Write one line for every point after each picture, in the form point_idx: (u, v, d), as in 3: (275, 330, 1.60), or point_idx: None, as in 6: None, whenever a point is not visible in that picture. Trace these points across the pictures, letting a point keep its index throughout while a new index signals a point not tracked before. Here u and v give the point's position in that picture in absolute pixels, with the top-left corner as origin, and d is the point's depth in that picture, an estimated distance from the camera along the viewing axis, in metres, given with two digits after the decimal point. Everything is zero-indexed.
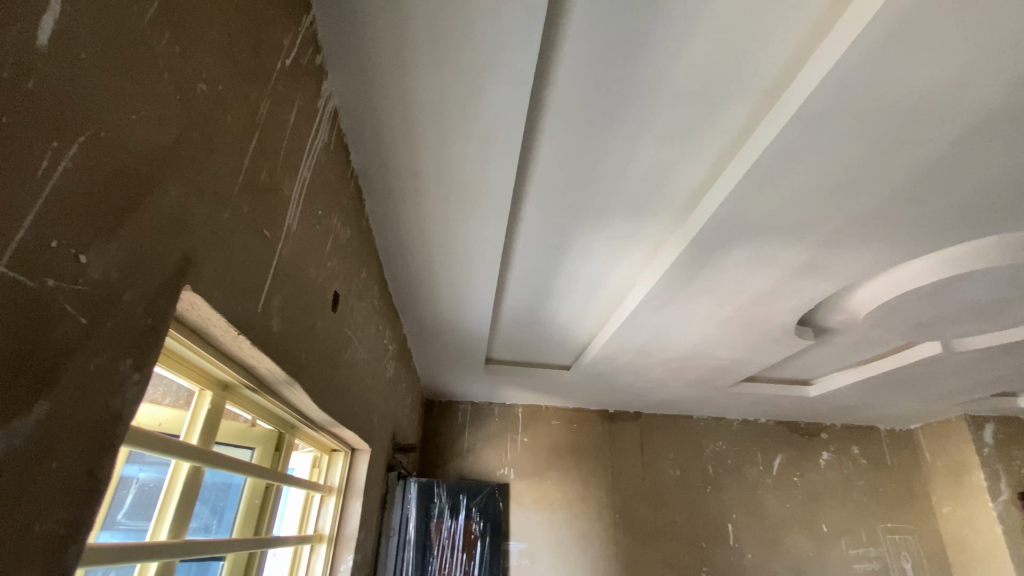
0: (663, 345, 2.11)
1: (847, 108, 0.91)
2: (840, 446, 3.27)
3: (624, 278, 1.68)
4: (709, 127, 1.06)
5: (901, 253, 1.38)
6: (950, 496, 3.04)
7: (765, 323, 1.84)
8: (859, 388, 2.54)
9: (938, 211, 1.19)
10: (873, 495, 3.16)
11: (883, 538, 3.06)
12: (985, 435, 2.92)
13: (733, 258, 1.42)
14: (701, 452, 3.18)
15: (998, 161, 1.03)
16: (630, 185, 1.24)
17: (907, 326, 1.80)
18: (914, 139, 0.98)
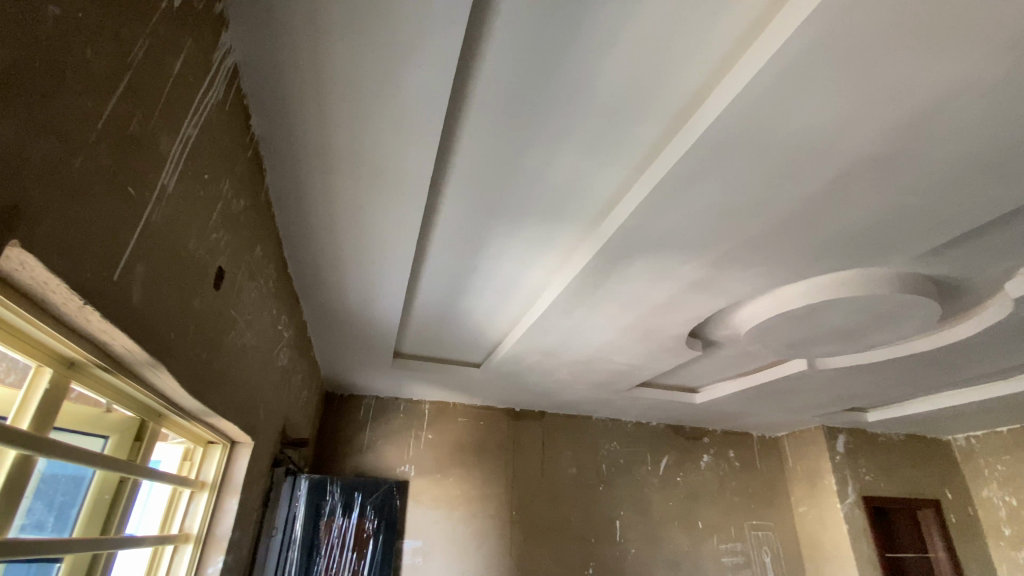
0: (568, 348, 2.17)
1: (743, 139, 0.99)
2: (718, 449, 3.58)
3: (537, 280, 1.71)
4: (623, 141, 1.10)
5: (780, 277, 1.53)
6: (806, 496, 3.44)
7: (662, 333, 1.96)
8: (739, 397, 2.79)
9: (812, 242, 1.34)
10: (743, 494, 3.49)
11: (748, 533, 3.39)
12: (836, 443, 3.34)
13: (637, 269, 1.49)
14: (597, 452, 3.33)
15: (861, 203, 1.17)
16: (546, 188, 1.26)
17: (781, 344, 2.00)
18: (796, 175, 1.08)
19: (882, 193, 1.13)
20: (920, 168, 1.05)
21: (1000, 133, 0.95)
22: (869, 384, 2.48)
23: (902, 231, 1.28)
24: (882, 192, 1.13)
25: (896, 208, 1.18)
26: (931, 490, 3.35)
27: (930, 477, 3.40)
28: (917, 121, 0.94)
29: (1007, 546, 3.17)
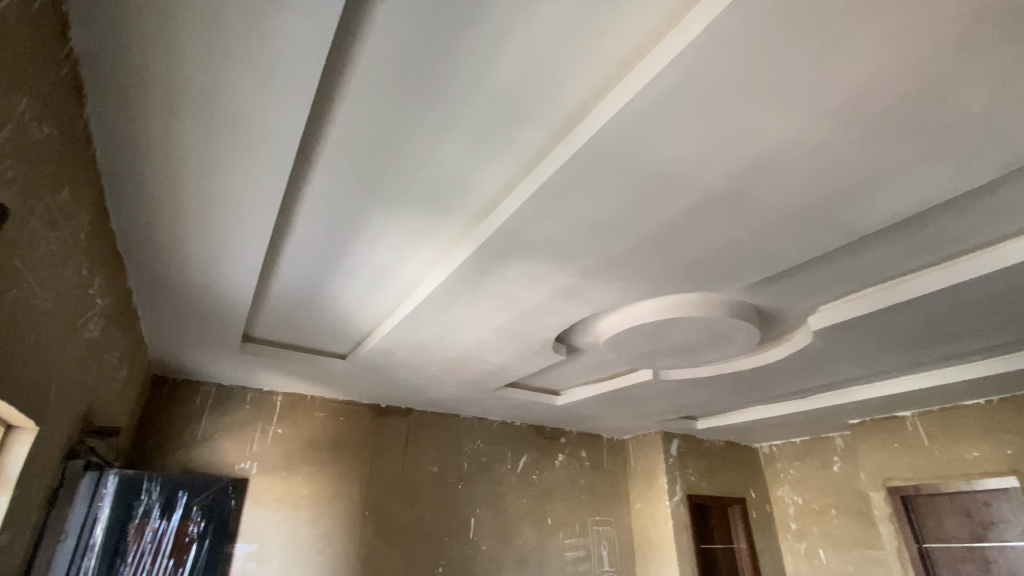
0: (439, 344, 2.14)
1: (619, 158, 1.05)
2: (573, 450, 3.81)
3: (414, 272, 1.66)
4: (508, 142, 1.12)
5: (637, 292, 1.67)
6: (642, 494, 3.81)
7: (531, 336, 2.02)
8: (595, 401, 3.00)
9: (665, 264, 1.48)
10: (590, 493, 3.75)
11: (591, 529, 3.65)
12: (672, 447, 3.75)
13: (512, 271, 1.52)
14: (460, 450, 3.34)
15: (708, 233, 1.32)
16: (430, 177, 1.23)
17: (633, 354, 2.19)
18: (659, 199, 1.18)
19: (726, 226, 1.29)
20: (755, 208, 1.21)
21: (815, 187, 1.14)
22: (702, 395, 2.82)
23: (737, 263, 1.47)
24: (726, 226, 1.29)
25: (735, 242, 1.36)
26: (740, 490, 3.92)
27: (741, 478, 3.97)
28: (755, 167, 1.08)
29: (791, 537, 3.83)
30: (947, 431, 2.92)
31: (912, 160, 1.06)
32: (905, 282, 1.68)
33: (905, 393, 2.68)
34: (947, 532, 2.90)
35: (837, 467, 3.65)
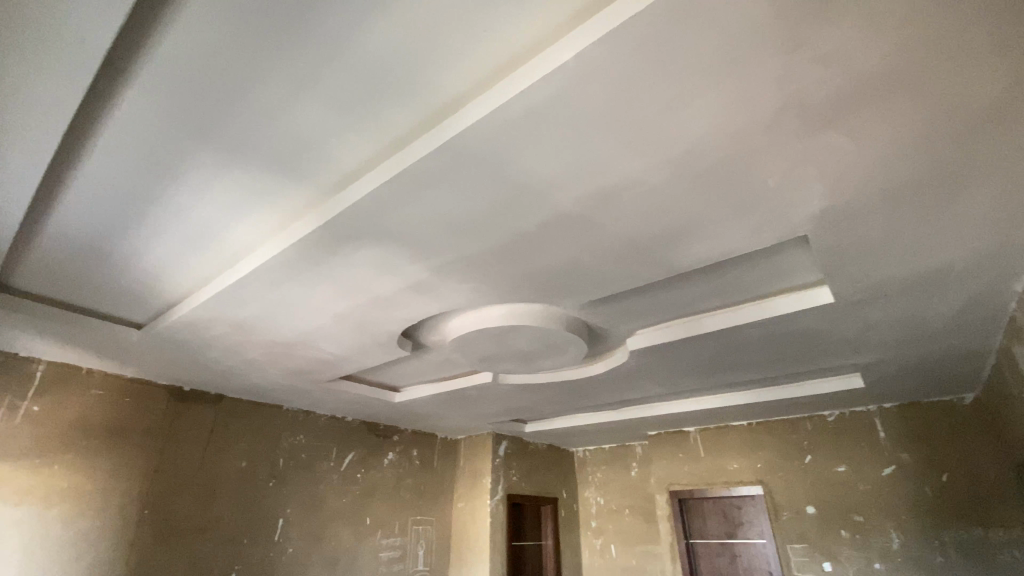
0: (268, 324, 1.93)
1: (486, 159, 1.06)
2: (403, 448, 3.73)
3: (246, 237, 1.46)
4: (373, 117, 1.05)
5: (487, 297, 1.71)
6: (466, 494, 3.89)
7: (373, 327, 1.93)
8: (432, 400, 2.98)
9: (517, 273, 1.54)
10: (415, 491, 3.71)
11: (410, 529, 3.60)
12: (499, 449, 3.90)
13: (362, 255, 1.44)
14: (277, 444, 3.04)
15: (558, 250, 1.40)
16: (279, 134, 1.10)
17: (475, 357, 2.23)
18: (519, 209, 1.22)
19: (574, 246, 1.38)
20: (600, 234, 1.33)
21: (649, 224, 1.29)
22: (533, 400, 2.99)
23: (578, 282, 1.59)
24: (573, 246, 1.38)
25: (579, 262, 1.47)
26: (554, 490, 4.24)
27: (556, 479, 4.30)
28: (603, 196, 1.18)
29: (591, 534, 4.25)
30: (719, 445, 3.52)
31: (725, 215, 1.26)
32: (706, 318, 1.98)
33: (693, 411, 3.17)
34: (707, 530, 3.51)
35: (635, 472, 4.18)
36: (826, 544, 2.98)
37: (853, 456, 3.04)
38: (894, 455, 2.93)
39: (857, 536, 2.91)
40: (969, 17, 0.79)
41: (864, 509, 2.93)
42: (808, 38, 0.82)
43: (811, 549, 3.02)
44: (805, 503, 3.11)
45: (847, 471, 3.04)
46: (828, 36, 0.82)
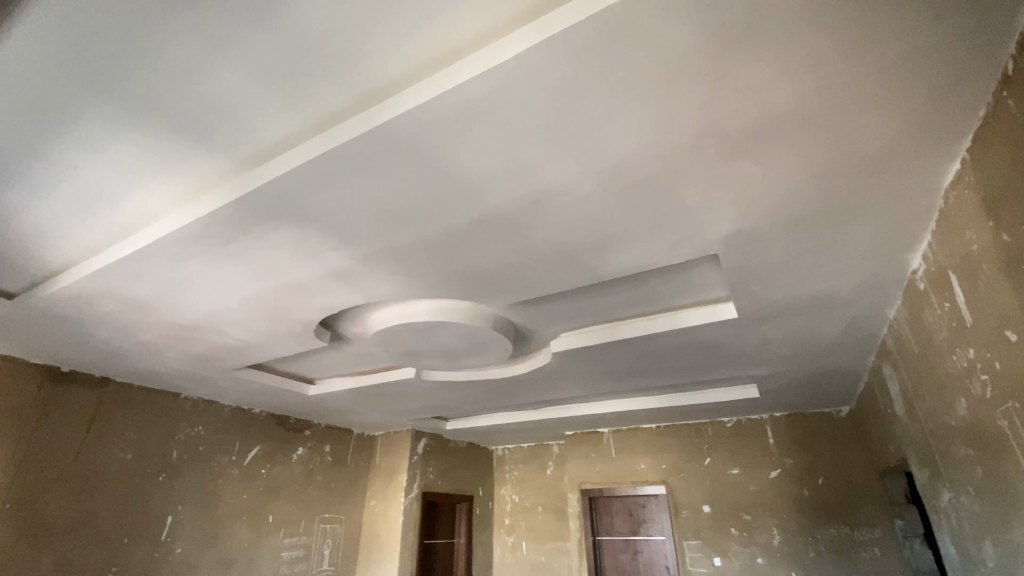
0: (168, 305, 1.76)
1: (419, 150, 1.04)
2: (315, 443, 3.57)
3: (147, 205, 1.33)
4: (300, 91, 0.99)
5: (413, 291, 1.67)
6: (379, 491, 3.79)
7: (289, 315, 1.83)
8: (350, 394, 2.87)
9: (444, 269, 1.51)
10: (324, 488, 3.55)
11: (317, 527, 3.45)
12: (418, 446, 3.84)
13: (281, 237, 1.35)
14: (171, 435, 2.78)
15: (488, 250, 1.40)
16: (191, 97, 1.00)
17: (397, 351, 2.17)
18: (451, 205, 1.21)
19: (504, 246, 1.38)
20: (530, 237, 1.34)
21: (577, 231, 1.32)
22: (455, 398, 2.97)
23: (506, 282, 1.60)
24: (503, 246, 1.39)
25: (508, 263, 1.48)
26: (471, 489, 4.24)
27: (473, 477, 4.30)
28: (534, 200, 1.20)
29: (503, 532, 4.29)
30: (630, 447, 3.69)
31: (648, 229, 1.32)
32: (625, 325, 2.07)
33: (609, 414, 3.31)
34: (613, 528, 3.66)
35: (550, 471, 4.27)
36: (718, 541, 3.21)
37: (746, 460, 3.31)
38: (780, 460, 3.22)
39: (744, 533, 3.16)
40: (863, 71, 0.89)
41: (752, 508, 3.20)
42: (730, 71, 0.88)
43: (704, 546, 3.24)
44: (701, 502, 3.34)
45: (740, 473, 3.30)
46: (747, 71, 0.88)
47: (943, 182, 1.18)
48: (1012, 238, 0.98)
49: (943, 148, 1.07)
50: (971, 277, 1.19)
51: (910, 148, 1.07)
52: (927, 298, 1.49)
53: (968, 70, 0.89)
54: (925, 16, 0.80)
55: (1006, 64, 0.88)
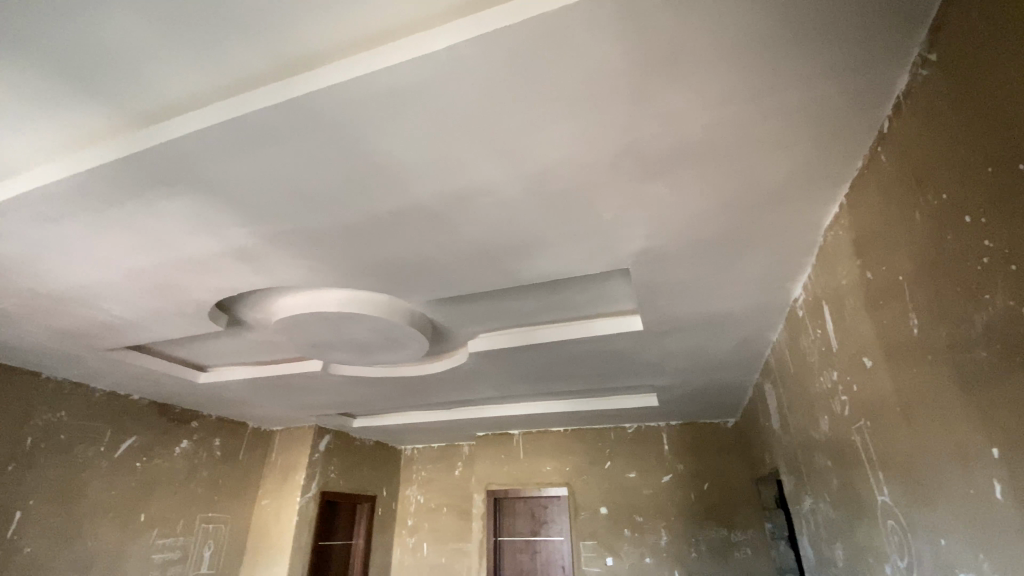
0: (31, 269, 1.53)
1: (339, 129, 0.98)
2: (203, 436, 3.27)
3: (11, 150, 1.15)
4: (210, 48, 0.90)
5: (324, 279, 1.58)
6: (273, 490, 3.55)
7: (180, 293, 1.66)
8: (247, 385, 2.66)
9: (360, 258, 1.45)
10: (210, 485, 3.27)
11: (197, 527, 3.16)
12: (320, 442, 3.65)
13: (176, 206, 1.22)
14: (27, 420, 2.42)
15: (408, 242, 1.36)
16: (76, 32, 0.88)
17: (303, 341, 2.05)
18: (371, 192, 1.16)
19: (424, 240, 1.35)
20: (452, 234, 1.32)
21: (499, 232, 1.32)
22: (364, 394, 2.86)
23: (425, 278, 1.57)
24: (423, 240, 1.35)
25: (428, 258, 1.44)
26: (374, 488, 4.10)
27: (378, 477, 4.17)
28: (459, 196, 1.18)
29: (405, 533, 4.20)
30: (538, 450, 3.77)
31: (568, 238, 1.35)
32: (541, 330, 2.11)
33: (520, 416, 3.35)
34: (515, 528, 3.74)
35: (458, 471, 4.24)
36: (611, 541, 3.37)
37: (643, 465, 3.51)
38: (673, 465, 3.45)
39: (636, 534, 3.34)
40: (767, 111, 0.97)
41: (644, 511, 3.39)
42: (653, 94, 0.92)
43: (598, 546, 3.38)
44: (599, 504, 3.48)
45: (637, 477, 3.49)
46: (668, 96, 0.93)
47: (824, 221, 1.32)
48: (875, 277, 1.12)
49: (826, 191, 1.20)
50: (839, 308, 1.35)
51: (801, 187, 1.19)
52: (804, 324, 1.66)
53: (851, 124, 1.01)
54: (820, 69, 0.89)
55: (881, 123, 1.00)
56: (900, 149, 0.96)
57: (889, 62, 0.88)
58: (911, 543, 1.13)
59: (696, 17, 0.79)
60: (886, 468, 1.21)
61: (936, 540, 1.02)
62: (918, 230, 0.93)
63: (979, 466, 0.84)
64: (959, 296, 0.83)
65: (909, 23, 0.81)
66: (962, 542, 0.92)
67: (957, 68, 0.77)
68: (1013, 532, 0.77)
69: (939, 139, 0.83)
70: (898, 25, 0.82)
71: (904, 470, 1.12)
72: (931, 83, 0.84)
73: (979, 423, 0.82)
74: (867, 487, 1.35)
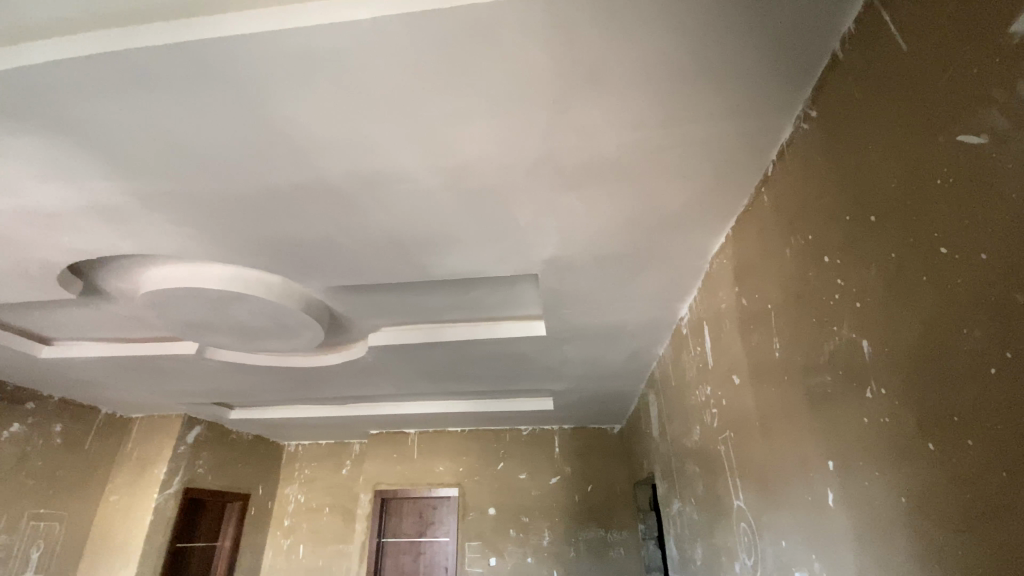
0: None
1: (240, 86, 0.89)
2: (40, 420, 2.79)
3: None
4: None
5: (209, 252, 1.43)
6: (125, 484, 3.13)
7: (23, 250, 1.40)
8: (103, 364, 2.32)
9: (253, 233, 1.33)
10: (43, 478, 2.80)
11: (23, 525, 2.68)
12: (189, 434, 3.28)
13: (26, 145, 1.03)
14: None
15: (311, 221, 1.27)
16: None
17: (177, 319, 1.83)
18: (272, 161, 1.07)
19: (328, 222, 1.27)
20: (360, 218, 1.26)
21: (410, 223, 1.28)
22: (246, 383, 2.62)
23: (326, 262, 1.47)
24: (328, 221, 1.27)
25: (332, 242, 1.36)
26: (248, 485, 3.78)
27: (254, 473, 3.84)
28: (371, 180, 1.12)
29: (279, 534, 3.92)
30: (432, 449, 3.71)
31: (480, 237, 1.34)
32: (444, 328, 2.08)
33: (417, 415, 3.28)
34: (400, 529, 3.67)
35: (345, 470, 4.04)
36: (496, 542, 3.40)
37: (534, 466, 3.59)
38: (562, 468, 3.58)
39: (521, 534, 3.41)
40: (674, 141, 1.04)
41: (530, 511, 3.47)
42: (575, 106, 0.94)
43: (483, 546, 3.40)
44: (488, 505, 3.51)
45: (527, 479, 3.56)
46: (588, 111, 0.96)
47: (712, 249, 1.45)
48: (749, 303, 1.24)
49: (717, 222, 1.32)
50: (717, 329, 1.48)
51: (696, 215, 1.29)
52: (687, 341, 1.80)
53: (743, 163, 1.11)
54: (723, 110, 0.97)
55: (767, 167, 1.12)
56: (780, 192, 1.07)
57: (778, 112, 0.98)
58: (759, 543, 1.27)
59: (622, 39, 0.83)
60: (743, 475, 1.35)
61: (779, 541, 1.15)
62: (788, 265, 1.04)
63: (818, 476, 0.96)
64: (816, 327, 0.94)
65: (797, 81, 0.92)
66: (799, 543, 1.04)
67: (831, 127, 0.87)
68: (839, 534, 0.89)
69: (812, 187, 0.94)
70: (789, 81, 0.91)
71: (758, 479, 1.25)
72: (809, 137, 0.95)
73: (821, 439, 0.94)
74: (727, 493, 1.49)
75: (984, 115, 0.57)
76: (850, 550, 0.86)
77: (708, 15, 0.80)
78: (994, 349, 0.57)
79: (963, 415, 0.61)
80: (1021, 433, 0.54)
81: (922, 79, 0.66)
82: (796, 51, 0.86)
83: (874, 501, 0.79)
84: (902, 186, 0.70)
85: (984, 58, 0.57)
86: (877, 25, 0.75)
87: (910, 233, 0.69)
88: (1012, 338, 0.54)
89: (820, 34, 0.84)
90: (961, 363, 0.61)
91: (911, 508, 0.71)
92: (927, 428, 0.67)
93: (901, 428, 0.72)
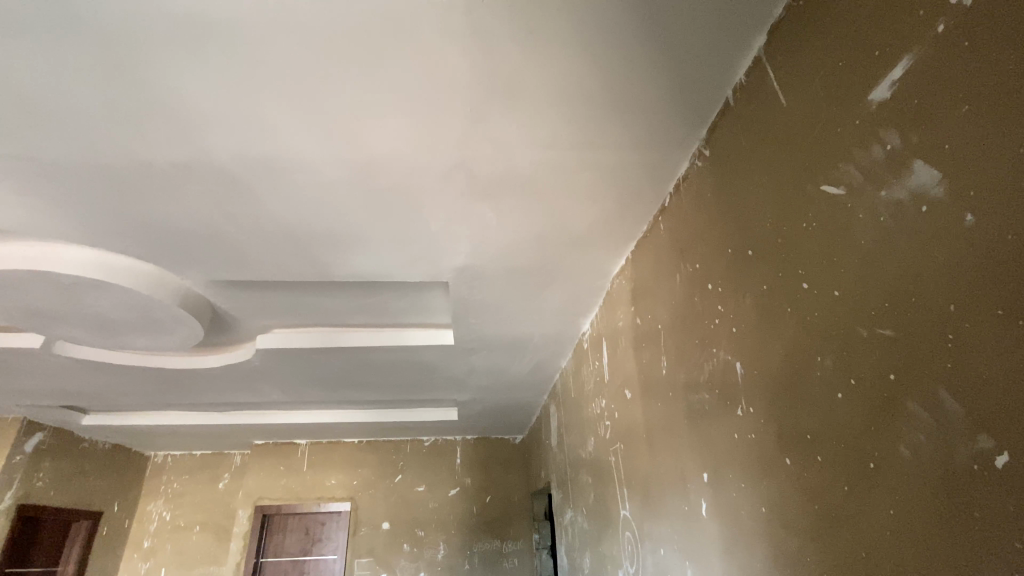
0: None
1: (116, 44, 0.78)
2: None
3: None
4: None
5: (63, 230, 1.23)
6: None
7: None
8: None
9: (120, 213, 1.16)
10: None
11: None
12: (28, 441, 2.78)
13: None
14: None
15: (193, 206, 1.14)
16: None
17: (15, 306, 1.55)
18: (146, 132, 0.94)
19: (214, 208, 1.15)
20: (252, 207, 1.15)
21: (308, 217, 1.19)
22: (104, 385, 2.28)
23: (209, 253, 1.33)
24: (214, 208, 1.15)
25: (216, 230, 1.23)
26: (100, 502, 3.28)
27: (108, 488, 3.35)
28: (266, 167, 1.04)
29: (137, 557, 3.46)
30: (324, 461, 3.49)
31: (385, 238, 1.29)
32: (343, 332, 1.97)
33: (309, 424, 3.07)
34: (283, 547, 3.43)
35: (223, 484, 3.66)
36: (388, 557, 3.26)
37: (433, 478, 3.52)
38: (461, 479, 3.53)
39: (415, 548, 3.31)
40: (583, 163, 1.08)
41: (426, 524, 3.38)
42: (489, 117, 0.94)
43: (374, 563, 3.24)
44: (382, 519, 3.36)
45: (424, 491, 3.47)
46: (503, 124, 0.96)
47: (613, 270, 1.52)
48: (642, 322, 1.31)
49: (618, 245, 1.39)
50: (614, 345, 1.55)
51: (599, 236, 1.35)
52: (587, 355, 1.87)
53: (643, 192, 1.18)
54: (628, 139, 1.02)
55: (664, 198, 1.20)
56: (673, 221, 1.15)
57: (676, 149, 1.06)
58: (640, 551, 1.33)
59: (539, 59, 0.84)
60: (630, 486, 1.41)
61: (658, 549, 1.21)
62: (677, 290, 1.11)
63: (693, 488, 1.02)
64: (699, 347, 1.01)
65: (695, 122, 0.99)
66: (675, 551, 1.10)
67: (721, 166, 0.95)
68: (710, 541, 0.95)
69: (702, 219, 1.01)
70: (687, 121, 0.99)
71: (642, 489, 1.31)
72: (701, 173, 1.03)
73: (698, 453, 1.01)
74: (615, 503, 1.55)
75: (843, 169, 0.65)
76: (717, 557, 0.92)
77: (618, 48, 0.84)
78: (842, 376, 0.64)
79: (815, 432, 0.68)
80: (859, 450, 0.61)
81: (797, 132, 0.74)
82: (694, 95, 0.93)
83: (739, 512, 0.85)
84: (776, 224, 0.77)
85: (846, 119, 0.65)
86: (762, 81, 0.84)
87: (781, 267, 0.76)
88: (857, 366, 0.61)
89: (717, 82, 0.91)
90: (816, 387, 0.68)
91: (769, 518, 0.77)
92: (784, 444, 0.74)
93: (763, 443, 0.80)
